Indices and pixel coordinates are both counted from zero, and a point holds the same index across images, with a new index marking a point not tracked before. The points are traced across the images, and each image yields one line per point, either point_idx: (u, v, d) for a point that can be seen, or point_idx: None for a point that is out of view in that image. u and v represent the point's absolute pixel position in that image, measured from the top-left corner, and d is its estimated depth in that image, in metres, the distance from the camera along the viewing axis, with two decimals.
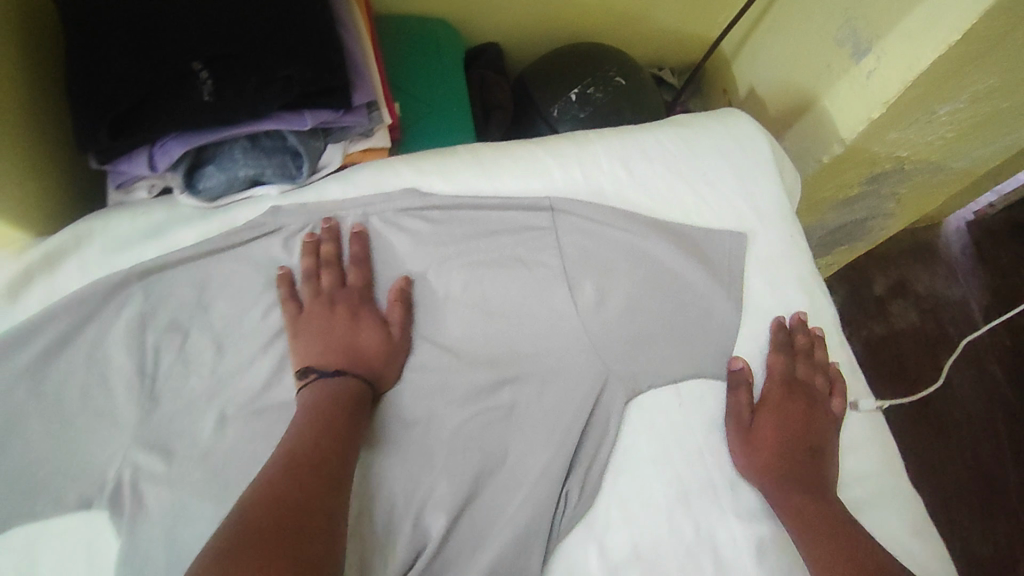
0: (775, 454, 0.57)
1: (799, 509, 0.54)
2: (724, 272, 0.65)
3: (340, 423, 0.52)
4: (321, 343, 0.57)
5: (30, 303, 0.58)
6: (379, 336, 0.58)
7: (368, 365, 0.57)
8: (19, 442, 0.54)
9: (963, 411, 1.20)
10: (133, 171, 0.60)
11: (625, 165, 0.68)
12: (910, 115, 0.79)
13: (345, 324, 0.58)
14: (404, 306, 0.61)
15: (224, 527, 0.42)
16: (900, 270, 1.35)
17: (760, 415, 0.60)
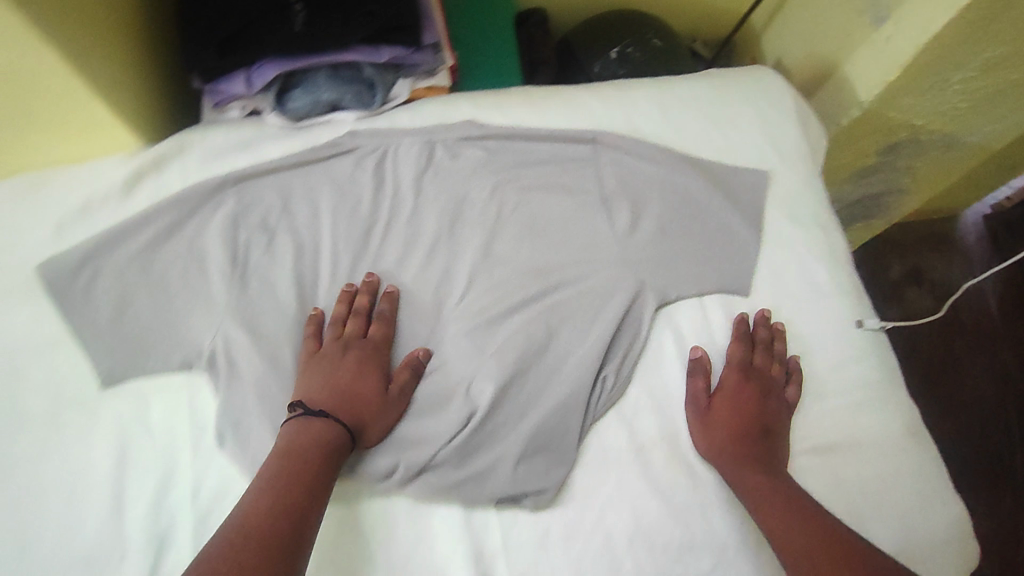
0: (730, 442, 0.61)
1: (756, 496, 0.58)
2: (747, 204, 0.73)
3: (299, 473, 0.53)
4: (323, 385, 0.59)
5: (140, 198, 0.67)
6: (378, 388, 0.61)
7: (361, 411, 0.59)
8: (133, 312, 0.64)
9: (971, 396, 1.25)
10: (231, 91, 0.69)
11: (661, 108, 0.76)
12: (925, 79, 0.85)
13: (349, 370, 0.61)
14: (412, 374, 0.62)
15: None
16: (916, 258, 1.40)
17: (715, 409, 0.63)
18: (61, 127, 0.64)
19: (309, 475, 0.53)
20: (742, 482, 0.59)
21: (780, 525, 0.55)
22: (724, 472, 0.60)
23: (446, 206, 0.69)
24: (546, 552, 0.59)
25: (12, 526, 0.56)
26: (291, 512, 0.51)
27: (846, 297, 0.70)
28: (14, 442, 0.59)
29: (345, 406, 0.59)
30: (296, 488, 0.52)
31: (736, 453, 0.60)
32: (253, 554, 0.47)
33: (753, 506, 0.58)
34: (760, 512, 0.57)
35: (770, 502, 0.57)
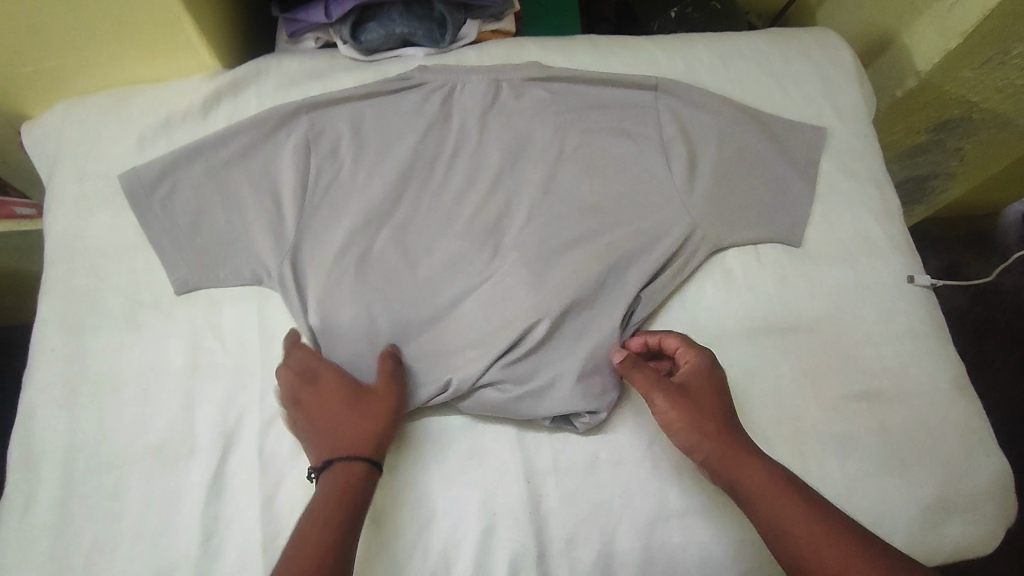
0: (709, 434, 0.56)
1: (757, 504, 0.53)
2: (802, 157, 0.74)
3: (322, 514, 0.51)
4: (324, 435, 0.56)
5: (217, 119, 0.71)
6: (363, 397, 0.57)
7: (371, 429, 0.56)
8: (207, 226, 0.66)
9: (1004, 392, 1.22)
10: (309, 19, 0.74)
11: (723, 60, 0.79)
12: (986, 50, 0.84)
13: (327, 404, 0.57)
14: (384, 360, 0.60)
15: None
16: (952, 255, 1.36)
17: (682, 399, 0.58)
18: (155, 45, 0.68)
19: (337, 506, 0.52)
20: (741, 481, 0.54)
21: (794, 547, 0.50)
22: (715, 468, 0.55)
23: (509, 142, 0.71)
24: (593, 475, 0.60)
25: (90, 415, 0.59)
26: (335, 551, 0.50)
27: (898, 252, 0.72)
28: (95, 337, 0.62)
29: (352, 439, 0.55)
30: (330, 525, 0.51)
31: (729, 451, 0.55)
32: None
33: (757, 515, 0.53)
34: (770, 524, 0.52)
35: (782, 512, 0.52)
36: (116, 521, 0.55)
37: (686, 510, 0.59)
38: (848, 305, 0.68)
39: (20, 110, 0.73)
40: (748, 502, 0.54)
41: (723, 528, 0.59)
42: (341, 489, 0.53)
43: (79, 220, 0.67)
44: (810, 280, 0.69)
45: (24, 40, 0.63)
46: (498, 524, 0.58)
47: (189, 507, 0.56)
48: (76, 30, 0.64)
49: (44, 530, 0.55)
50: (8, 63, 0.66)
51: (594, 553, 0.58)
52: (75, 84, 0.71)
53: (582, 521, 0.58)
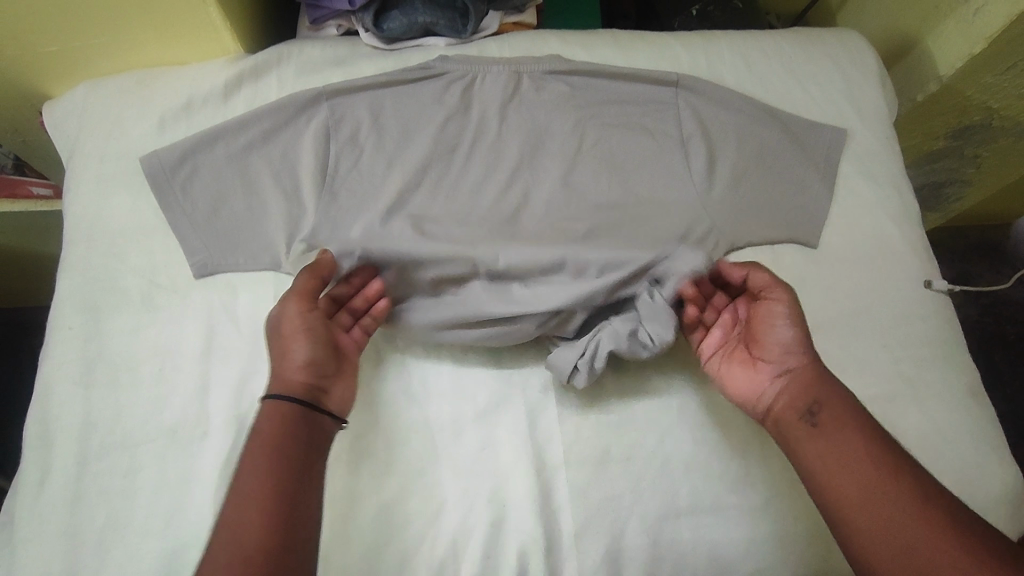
0: (805, 349, 0.58)
1: (834, 426, 0.54)
2: (821, 158, 0.74)
3: (256, 441, 0.52)
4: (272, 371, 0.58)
5: (238, 103, 0.71)
6: (281, 325, 0.58)
7: (290, 360, 0.57)
8: (227, 210, 0.66)
9: (1011, 405, 1.21)
10: (332, 6, 0.75)
11: (745, 60, 0.79)
12: (1011, 56, 0.83)
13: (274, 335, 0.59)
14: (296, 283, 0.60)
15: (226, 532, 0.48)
16: (964, 265, 1.35)
17: (788, 316, 0.59)
18: (180, 27, 0.68)
19: (273, 452, 0.51)
20: (829, 403, 0.55)
21: (859, 474, 0.51)
22: (800, 381, 0.57)
23: (529, 134, 0.71)
24: (604, 469, 0.59)
25: (105, 393, 0.59)
26: (270, 497, 0.49)
27: (915, 257, 0.71)
28: (112, 316, 0.62)
29: (274, 376, 0.57)
30: (269, 452, 0.51)
31: (824, 374, 0.57)
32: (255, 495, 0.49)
33: (826, 431, 0.54)
34: (846, 450, 0.52)
35: (859, 442, 0.52)
36: (127, 501, 0.55)
37: (697, 508, 0.58)
38: (865, 307, 0.68)
39: (44, 90, 0.73)
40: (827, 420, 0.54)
41: (733, 526, 0.58)
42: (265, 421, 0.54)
43: (98, 200, 0.67)
44: (826, 280, 0.69)
45: (51, 19, 0.64)
46: (508, 514, 0.57)
47: (201, 489, 0.56)
48: (102, 10, 0.64)
49: (58, 507, 0.55)
50: (34, 42, 0.66)
51: (603, 548, 0.57)
52: (99, 65, 0.72)
53: (592, 515, 0.57)
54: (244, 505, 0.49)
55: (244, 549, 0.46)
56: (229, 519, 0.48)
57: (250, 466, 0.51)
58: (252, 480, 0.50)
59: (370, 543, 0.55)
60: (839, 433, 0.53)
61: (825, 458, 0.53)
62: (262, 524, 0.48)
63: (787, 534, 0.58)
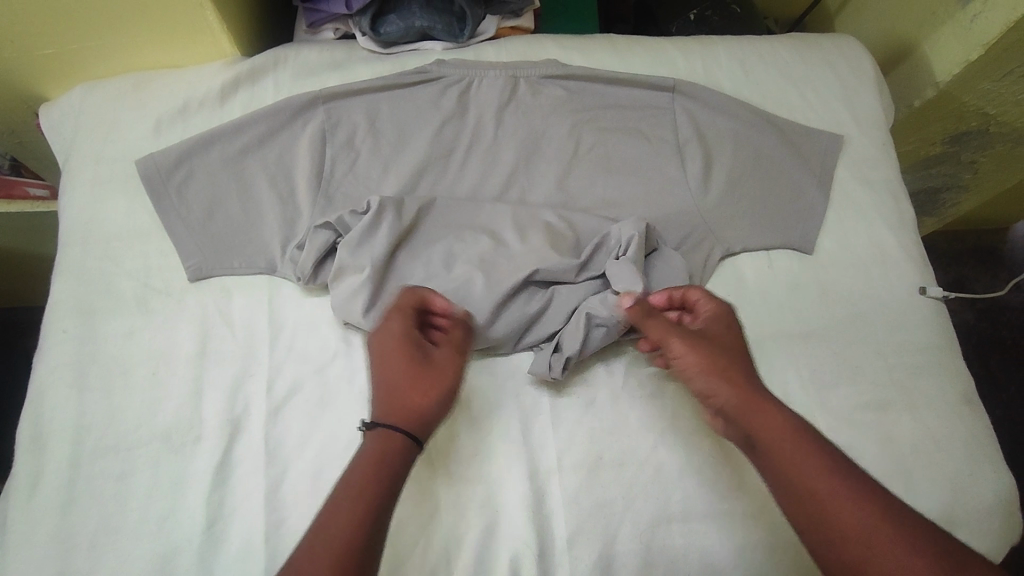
0: (722, 372, 0.52)
1: (776, 460, 0.49)
2: (817, 164, 0.74)
3: (377, 463, 0.49)
4: (387, 397, 0.52)
5: (234, 106, 0.71)
6: (406, 344, 0.54)
7: (428, 386, 0.52)
8: (222, 213, 0.66)
9: (1007, 411, 1.21)
10: (330, 10, 0.75)
11: (741, 65, 0.79)
12: (1009, 63, 0.83)
13: (396, 360, 0.53)
14: (411, 297, 0.56)
15: (307, 548, 0.44)
16: (960, 270, 1.35)
17: (696, 341, 0.54)
18: (177, 31, 0.68)
19: (383, 480, 0.48)
20: (764, 436, 0.50)
21: (813, 510, 0.46)
22: (730, 415, 0.52)
23: (525, 139, 0.71)
24: (597, 475, 0.59)
25: (98, 397, 0.59)
26: (371, 532, 0.46)
27: (910, 264, 0.71)
28: (106, 320, 0.62)
29: (402, 403, 0.51)
30: (380, 476, 0.48)
31: (751, 399, 0.51)
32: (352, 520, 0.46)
33: (769, 461, 0.49)
34: (796, 484, 0.47)
35: (806, 471, 0.47)
36: (120, 505, 0.55)
37: (689, 515, 0.58)
38: (860, 314, 0.68)
39: (41, 92, 0.73)
40: (767, 450, 0.50)
41: (725, 533, 0.58)
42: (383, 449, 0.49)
43: (94, 203, 0.67)
44: (822, 287, 0.69)
45: (47, 21, 0.63)
46: (501, 521, 0.57)
47: (194, 493, 0.56)
48: (99, 13, 0.64)
49: (49, 511, 0.54)
50: (30, 44, 0.66)
51: (595, 554, 0.56)
52: (95, 68, 0.72)
53: (584, 521, 0.57)
54: (337, 526, 0.45)
55: None
56: (316, 538, 0.45)
57: (359, 488, 0.47)
58: (351, 506, 0.46)
59: None
60: (782, 465, 0.49)
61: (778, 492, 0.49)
62: (356, 558, 0.44)
63: (779, 541, 0.58)
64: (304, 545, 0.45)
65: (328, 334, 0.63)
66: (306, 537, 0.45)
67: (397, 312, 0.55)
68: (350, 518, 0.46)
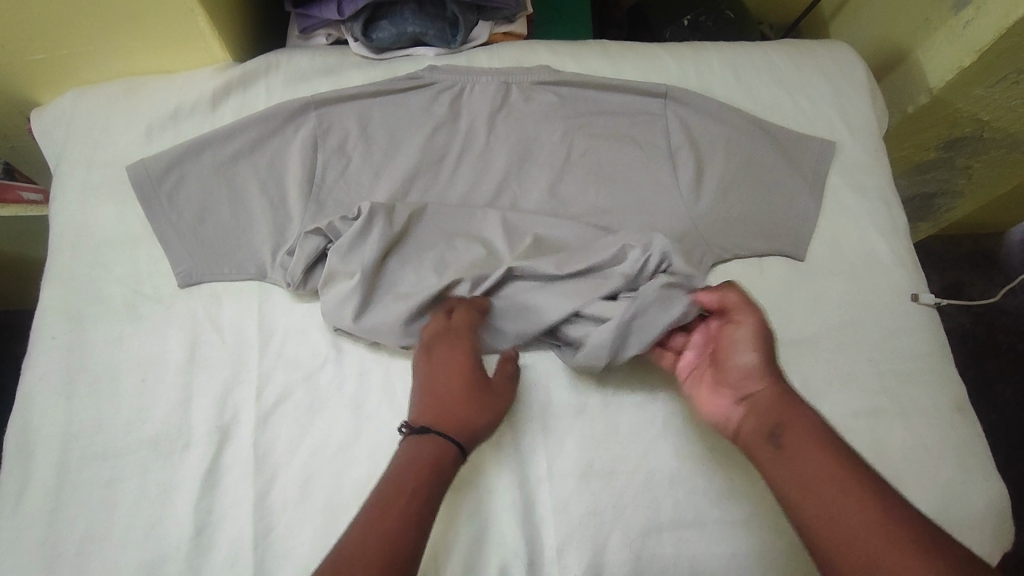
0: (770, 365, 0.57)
1: (798, 444, 0.52)
2: (809, 170, 0.74)
3: (435, 463, 0.52)
4: (431, 404, 0.56)
5: (226, 112, 0.71)
6: (465, 361, 0.58)
7: (485, 405, 0.56)
8: (213, 219, 0.66)
9: (1002, 415, 1.20)
10: (322, 16, 0.75)
11: (734, 71, 0.79)
12: (1001, 69, 0.83)
13: (446, 373, 0.57)
14: (475, 317, 0.61)
15: (358, 532, 0.47)
16: (955, 275, 1.35)
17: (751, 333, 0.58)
18: (169, 36, 0.69)
19: (428, 481, 0.51)
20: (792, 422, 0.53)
21: (819, 488, 0.49)
22: (760, 403, 0.55)
23: (516, 145, 0.71)
24: (587, 483, 0.59)
25: (87, 403, 0.59)
26: (419, 528, 0.48)
27: (901, 271, 0.71)
28: (94, 326, 0.62)
29: (452, 416, 0.55)
30: (434, 474, 0.51)
31: (784, 396, 0.55)
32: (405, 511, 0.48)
33: (787, 453, 0.52)
34: (813, 465, 0.50)
35: (825, 456, 0.50)
36: (107, 513, 0.55)
37: (679, 523, 0.58)
38: (852, 321, 0.68)
39: (33, 97, 0.73)
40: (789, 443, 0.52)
41: (714, 541, 0.58)
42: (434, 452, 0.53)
43: (84, 209, 0.67)
44: (814, 294, 0.69)
45: (39, 28, 0.63)
46: (492, 527, 0.57)
47: (182, 501, 0.55)
48: (91, 19, 0.64)
49: (35, 520, 0.54)
50: (22, 50, 0.66)
51: (584, 563, 0.56)
52: (86, 73, 0.72)
53: (574, 529, 0.57)
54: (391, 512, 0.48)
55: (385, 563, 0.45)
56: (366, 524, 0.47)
57: (404, 487, 0.50)
58: (398, 503, 0.49)
59: None
60: (802, 460, 0.51)
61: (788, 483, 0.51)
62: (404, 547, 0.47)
63: (767, 549, 0.58)
64: (355, 528, 0.47)
65: (317, 339, 0.63)
66: (355, 522, 0.47)
67: (462, 328, 0.60)
68: (399, 514, 0.48)
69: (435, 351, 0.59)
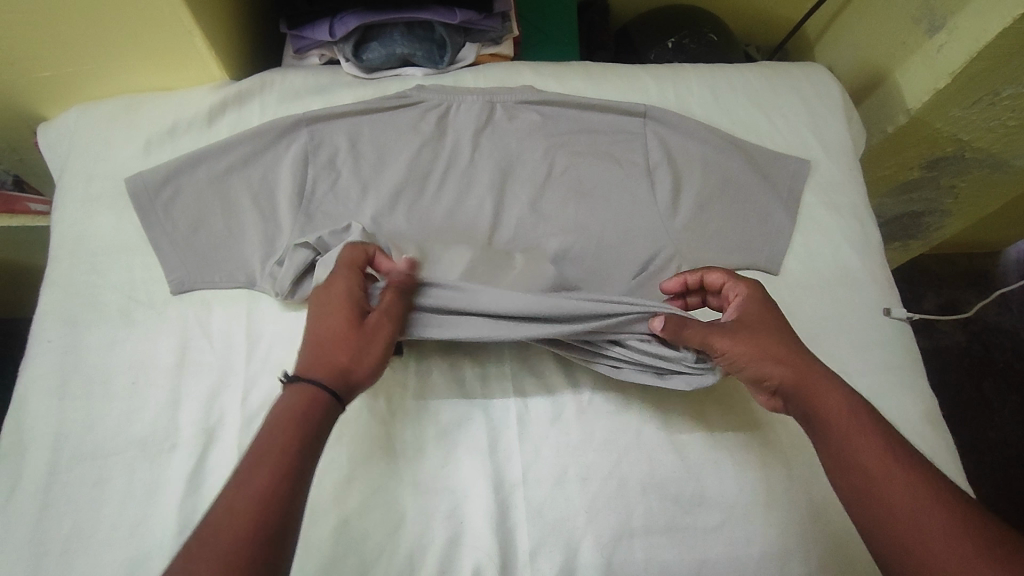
0: (770, 357, 0.55)
1: (831, 433, 0.51)
2: (785, 188, 0.76)
3: (310, 403, 0.50)
4: (306, 342, 0.54)
5: (221, 128, 0.74)
6: (344, 302, 0.55)
7: (359, 345, 0.54)
8: (206, 230, 0.69)
9: (999, 433, 1.21)
10: (315, 37, 0.79)
11: (712, 91, 0.82)
12: (974, 90, 0.85)
13: (323, 310, 0.56)
14: (356, 254, 0.59)
15: (233, 482, 0.46)
16: (948, 293, 1.36)
17: (740, 335, 0.56)
18: (168, 56, 0.72)
19: (305, 431, 0.49)
20: (821, 413, 0.52)
21: (857, 472, 0.49)
22: (790, 394, 0.54)
23: (499, 160, 0.74)
24: (560, 488, 0.60)
25: (79, 405, 0.61)
26: (299, 477, 0.47)
27: (875, 286, 0.73)
28: (89, 331, 0.64)
29: (322, 355, 0.53)
30: (309, 418, 0.49)
31: (808, 378, 0.53)
32: (279, 454, 0.47)
33: (825, 439, 0.51)
34: (848, 449, 0.50)
35: (860, 443, 0.49)
36: (94, 510, 0.57)
37: (650, 528, 0.60)
38: (825, 335, 0.69)
39: (39, 112, 0.77)
40: (824, 430, 0.52)
41: (685, 547, 0.59)
42: (301, 394, 0.51)
43: (83, 220, 0.70)
44: (788, 307, 0.70)
45: (46, 48, 0.67)
46: (465, 531, 0.58)
47: (167, 500, 0.57)
48: (94, 40, 0.67)
49: (26, 514, 0.56)
50: (28, 68, 0.70)
51: (557, 566, 0.58)
52: (89, 91, 0.75)
53: (547, 533, 0.59)
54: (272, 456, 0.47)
55: (261, 507, 0.44)
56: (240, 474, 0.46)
57: (287, 452, 0.47)
58: (277, 455, 0.47)
59: (328, 556, 0.56)
60: (839, 444, 0.50)
61: (829, 469, 0.51)
62: (279, 493, 0.45)
63: (736, 553, 0.59)
64: (230, 480, 0.46)
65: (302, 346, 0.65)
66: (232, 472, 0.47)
67: (346, 267, 0.58)
68: (278, 463, 0.46)
69: (320, 290, 0.57)
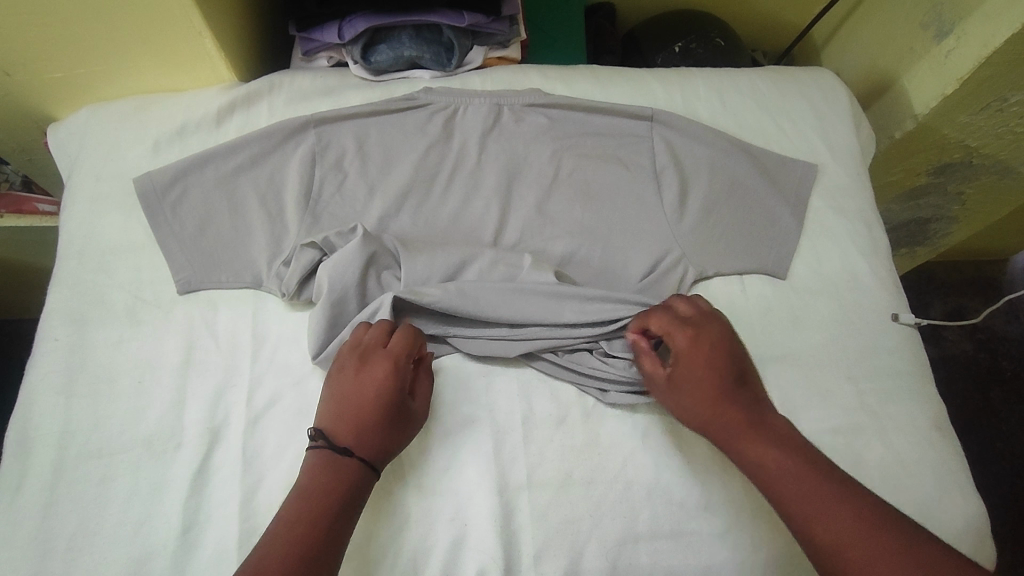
0: (719, 413, 0.56)
1: (769, 478, 0.52)
2: (792, 193, 0.76)
3: (346, 468, 0.53)
4: (340, 409, 0.56)
5: (229, 128, 0.75)
6: (385, 384, 0.56)
7: (400, 435, 0.56)
8: (213, 230, 0.69)
9: (1006, 444, 1.20)
10: (323, 39, 0.79)
11: (719, 95, 0.82)
12: (982, 96, 0.85)
13: (363, 384, 0.56)
14: (412, 337, 0.59)
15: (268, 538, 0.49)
16: (954, 300, 1.35)
17: (675, 396, 0.58)
18: (178, 57, 0.72)
19: (330, 485, 0.52)
20: (758, 465, 0.53)
21: (796, 513, 0.50)
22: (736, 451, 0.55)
23: (506, 162, 0.74)
24: (565, 492, 0.60)
25: (85, 404, 0.61)
26: (329, 524, 0.50)
27: (883, 291, 0.73)
28: (96, 330, 0.65)
29: (357, 431, 0.55)
30: (336, 477, 0.52)
31: (745, 429, 0.55)
32: (303, 505, 0.51)
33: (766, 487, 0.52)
34: (782, 492, 0.51)
35: (791, 485, 0.51)
36: (99, 508, 0.57)
37: (655, 533, 0.59)
38: (833, 341, 0.69)
39: (50, 112, 0.78)
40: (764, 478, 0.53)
41: (691, 553, 0.59)
42: (328, 461, 0.53)
43: (91, 219, 0.70)
44: (795, 312, 0.70)
45: (58, 48, 0.68)
46: (469, 535, 0.58)
47: (171, 500, 0.57)
48: (106, 41, 0.68)
49: (31, 513, 0.56)
50: (38, 68, 0.70)
51: (561, 570, 0.58)
52: (99, 91, 0.76)
53: (551, 537, 0.58)
54: (298, 508, 0.50)
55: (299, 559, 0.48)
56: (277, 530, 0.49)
57: (317, 506, 0.51)
58: (306, 507, 0.50)
59: None
60: (777, 490, 0.52)
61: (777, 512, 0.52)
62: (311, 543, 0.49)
63: (741, 559, 0.59)
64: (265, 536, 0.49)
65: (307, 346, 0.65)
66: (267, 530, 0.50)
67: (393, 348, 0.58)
68: (309, 517, 0.50)
69: (357, 360, 0.58)
